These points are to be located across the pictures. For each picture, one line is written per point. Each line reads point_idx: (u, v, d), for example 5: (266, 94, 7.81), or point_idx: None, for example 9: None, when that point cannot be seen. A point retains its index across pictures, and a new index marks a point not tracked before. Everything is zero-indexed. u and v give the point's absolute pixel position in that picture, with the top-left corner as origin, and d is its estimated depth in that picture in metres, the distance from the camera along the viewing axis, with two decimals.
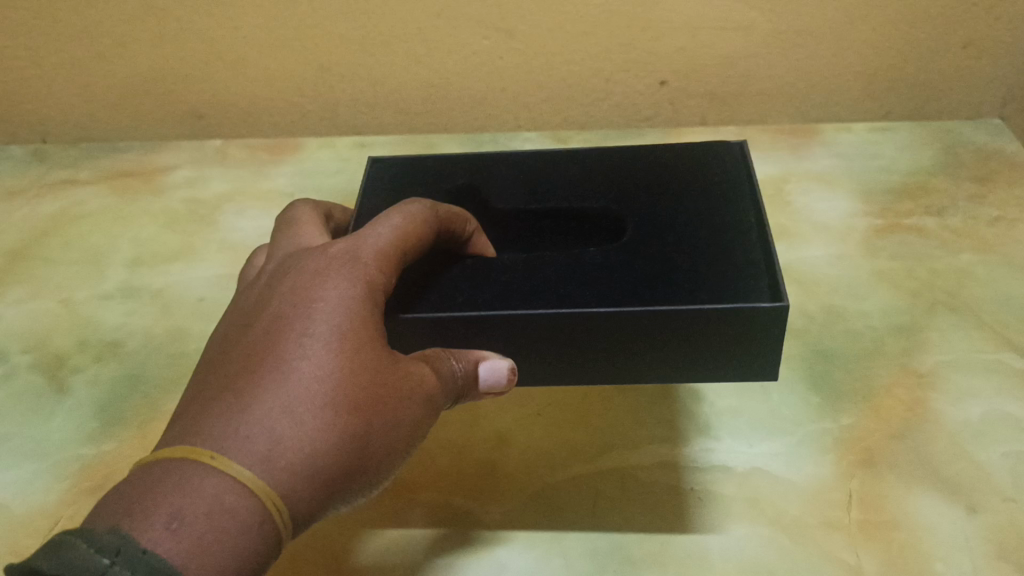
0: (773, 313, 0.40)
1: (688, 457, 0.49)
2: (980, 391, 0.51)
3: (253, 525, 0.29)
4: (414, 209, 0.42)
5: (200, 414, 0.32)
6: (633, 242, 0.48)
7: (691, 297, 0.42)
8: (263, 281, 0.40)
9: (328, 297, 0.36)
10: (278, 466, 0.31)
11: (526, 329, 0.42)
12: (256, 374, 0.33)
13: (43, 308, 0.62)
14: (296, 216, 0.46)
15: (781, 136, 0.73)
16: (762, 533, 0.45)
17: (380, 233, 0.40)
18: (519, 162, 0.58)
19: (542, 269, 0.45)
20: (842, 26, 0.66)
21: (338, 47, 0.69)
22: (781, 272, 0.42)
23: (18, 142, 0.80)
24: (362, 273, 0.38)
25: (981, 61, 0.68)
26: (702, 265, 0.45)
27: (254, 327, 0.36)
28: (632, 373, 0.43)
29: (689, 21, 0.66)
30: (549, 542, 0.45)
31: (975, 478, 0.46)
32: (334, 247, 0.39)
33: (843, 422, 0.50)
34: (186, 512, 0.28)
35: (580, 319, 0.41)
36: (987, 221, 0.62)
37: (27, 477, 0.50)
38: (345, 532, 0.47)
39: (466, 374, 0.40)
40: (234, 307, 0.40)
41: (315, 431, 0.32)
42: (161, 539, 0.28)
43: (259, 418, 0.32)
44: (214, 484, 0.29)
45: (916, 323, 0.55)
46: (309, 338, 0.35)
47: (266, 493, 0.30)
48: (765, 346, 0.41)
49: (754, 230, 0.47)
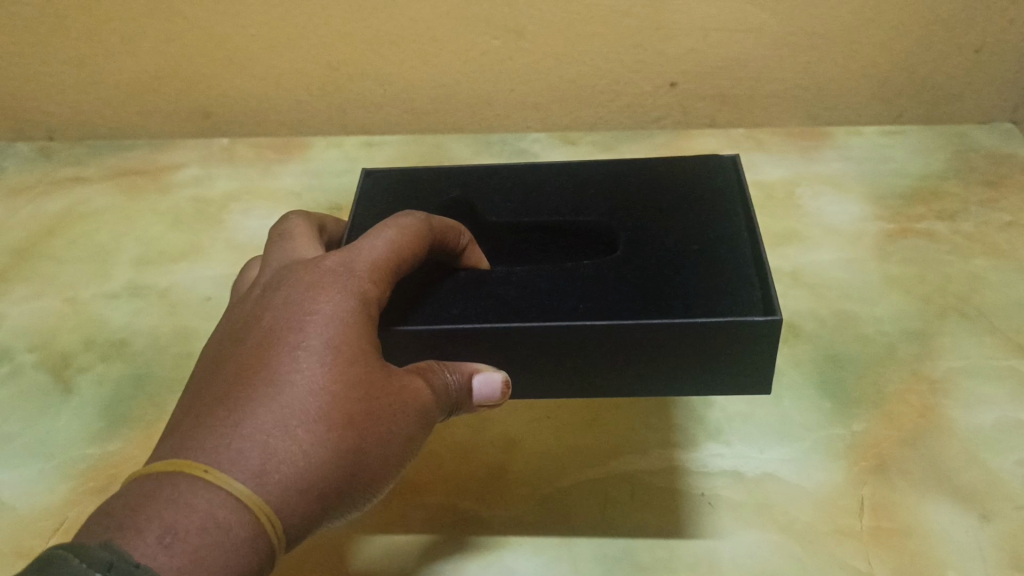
0: (767, 328, 0.39)
1: (692, 463, 0.48)
2: (993, 398, 0.50)
3: (247, 540, 0.29)
4: (409, 221, 0.42)
5: (191, 427, 0.32)
6: (627, 255, 0.47)
7: (686, 309, 0.42)
8: (255, 293, 0.40)
9: (322, 310, 0.36)
10: (272, 480, 0.31)
11: (520, 342, 0.41)
12: (249, 388, 0.33)
13: (48, 307, 0.62)
14: (290, 228, 0.46)
15: (791, 139, 0.73)
16: (772, 540, 0.44)
17: (375, 244, 0.40)
18: (515, 174, 0.58)
19: (537, 282, 0.45)
20: (854, 29, 0.65)
21: (347, 45, 0.68)
22: (773, 284, 0.42)
23: (23, 139, 0.79)
24: (357, 285, 0.37)
25: (993, 64, 0.68)
26: (696, 278, 0.44)
27: (247, 340, 0.36)
28: (627, 387, 0.43)
29: (700, 22, 0.65)
30: (558, 547, 0.45)
31: (987, 485, 0.46)
32: (328, 258, 0.39)
33: (855, 428, 0.49)
34: (179, 526, 0.28)
35: (575, 331, 0.41)
36: (998, 226, 0.62)
37: (33, 477, 0.50)
38: (350, 534, 0.46)
39: (460, 386, 0.40)
40: (227, 319, 0.40)
41: (309, 445, 0.32)
42: (154, 554, 0.27)
43: (252, 431, 0.32)
44: (207, 499, 0.29)
45: (927, 328, 0.55)
46: (302, 351, 0.34)
47: (259, 507, 0.30)
48: (760, 360, 0.41)
49: (746, 244, 0.47)
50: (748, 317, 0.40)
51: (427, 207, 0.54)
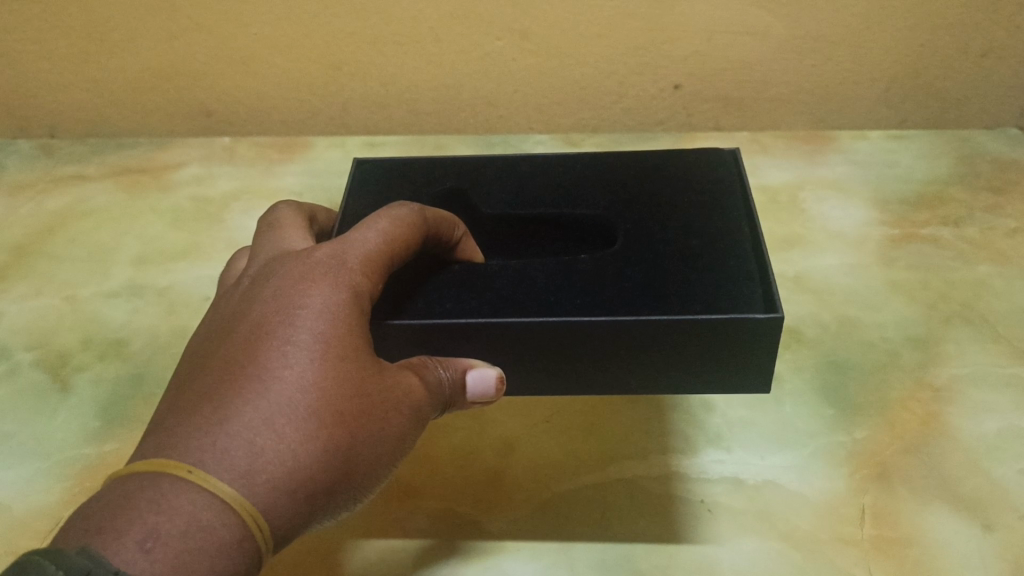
0: (768, 325, 0.39)
1: (691, 469, 0.48)
2: (996, 406, 0.50)
3: (232, 544, 0.29)
4: (402, 213, 0.42)
5: (177, 425, 0.32)
6: (625, 250, 0.47)
7: (685, 306, 0.41)
8: (243, 287, 0.39)
9: (312, 304, 0.35)
10: (259, 481, 0.30)
11: (515, 338, 0.41)
12: (236, 385, 0.33)
13: (47, 305, 0.62)
14: (280, 219, 0.45)
15: (795, 142, 0.72)
16: (772, 547, 0.44)
17: (366, 237, 0.39)
18: (514, 166, 0.57)
19: (533, 277, 0.45)
20: (859, 32, 0.65)
21: (349, 45, 0.68)
22: (775, 281, 0.42)
23: (25, 136, 0.79)
24: (348, 279, 0.37)
25: (1000, 70, 0.67)
26: (695, 273, 0.44)
27: (235, 334, 0.35)
28: (624, 384, 0.43)
29: (704, 25, 0.65)
30: (555, 554, 0.45)
31: (990, 494, 0.45)
32: (319, 251, 0.38)
33: (857, 435, 0.49)
34: (160, 529, 0.28)
35: (572, 327, 0.40)
36: (1003, 233, 0.61)
37: (28, 476, 0.50)
38: (345, 538, 0.46)
39: (453, 382, 0.39)
40: (215, 312, 0.39)
41: (297, 444, 0.32)
42: (135, 559, 0.27)
43: (239, 430, 0.31)
44: (190, 502, 0.29)
45: (930, 335, 0.54)
46: (291, 347, 0.34)
47: (246, 509, 0.30)
48: (760, 358, 0.41)
49: (746, 240, 0.47)
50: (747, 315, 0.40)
51: (421, 198, 0.54)
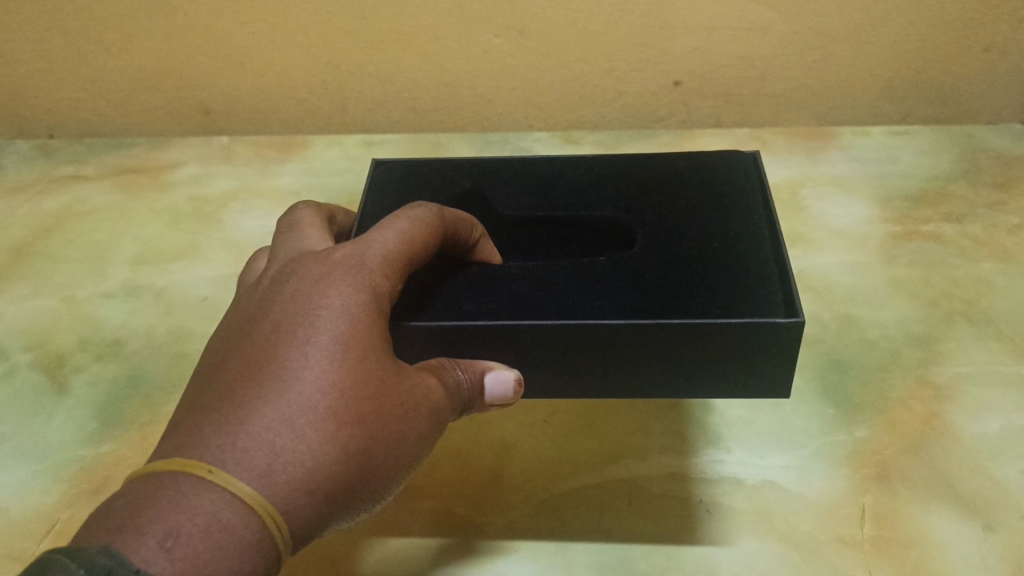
0: (786, 329, 0.39)
1: (696, 470, 0.48)
2: (998, 405, 0.49)
3: (251, 544, 0.29)
4: (420, 214, 0.41)
5: (197, 423, 0.32)
6: (644, 252, 0.47)
7: (703, 310, 0.41)
8: (263, 286, 0.39)
9: (332, 305, 0.35)
10: (278, 481, 0.30)
11: (532, 340, 0.41)
12: (256, 384, 0.33)
13: (44, 306, 0.62)
14: (298, 219, 0.45)
15: (797, 139, 0.72)
16: (773, 549, 0.43)
17: (385, 238, 0.39)
18: (527, 167, 0.57)
19: (551, 279, 0.44)
20: (862, 27, 0.64)
21: (348, 43, 0.68)
22: (796, 286, 0.41)
23: (22, 137, 0.79)
24: (367, 280, 0.37)
25: (1002, 65, 0.67)
26: (714, 277, 0.44)
27: (255, 333, 0.35)
28: (640, 386, 0.42)
29: (704, 21, 0.64)
30: (553, 555, 0.44)
31: (992, 494, 0.45)
32: (339, 252, 0.38)
33: (857, 435, 0.48)
34: (182, 529, 0.28)
35: (589, 329, 0.40)
36: (1005, 229, 0.61)
37: (24, 479, 0.49)
38: (344, 543, 0.46)
39: (472, 385, 0.39)
40: (234, 311, 0.39)
41: (317, 444, 0.31)
42: (155, 558, 0.27)
43: (258, 430, 0.31)
44: (211, 501, 0.29)
45: (933, 332, 0.54)
46: (311, 347, 0.34)
47: (265, 509, 0.29)
48: (778, 363, 0.40)
49: (766, 243, 0.46)
50: (769, 319, 0.39)
51: (438, 198, 0.54)
